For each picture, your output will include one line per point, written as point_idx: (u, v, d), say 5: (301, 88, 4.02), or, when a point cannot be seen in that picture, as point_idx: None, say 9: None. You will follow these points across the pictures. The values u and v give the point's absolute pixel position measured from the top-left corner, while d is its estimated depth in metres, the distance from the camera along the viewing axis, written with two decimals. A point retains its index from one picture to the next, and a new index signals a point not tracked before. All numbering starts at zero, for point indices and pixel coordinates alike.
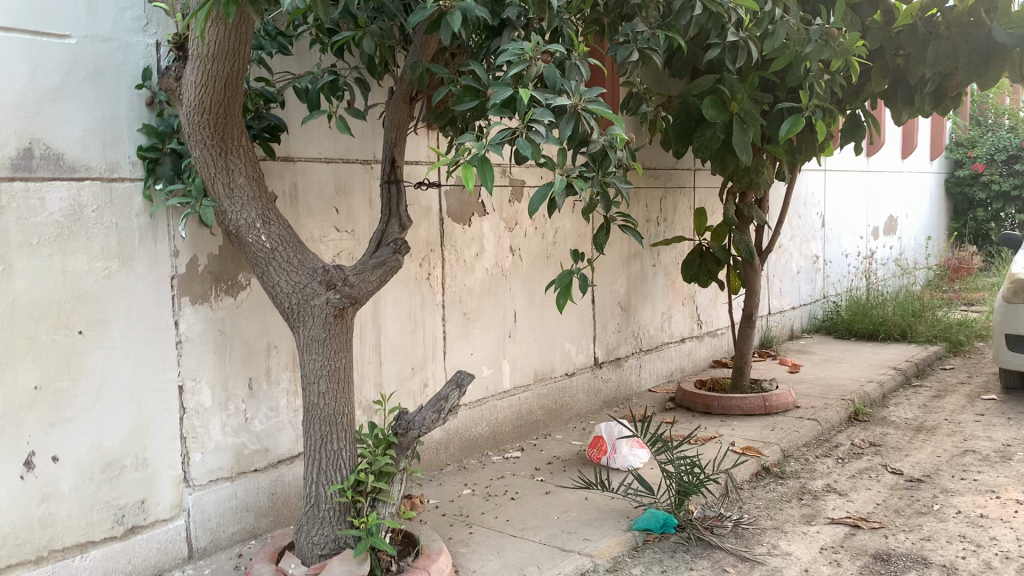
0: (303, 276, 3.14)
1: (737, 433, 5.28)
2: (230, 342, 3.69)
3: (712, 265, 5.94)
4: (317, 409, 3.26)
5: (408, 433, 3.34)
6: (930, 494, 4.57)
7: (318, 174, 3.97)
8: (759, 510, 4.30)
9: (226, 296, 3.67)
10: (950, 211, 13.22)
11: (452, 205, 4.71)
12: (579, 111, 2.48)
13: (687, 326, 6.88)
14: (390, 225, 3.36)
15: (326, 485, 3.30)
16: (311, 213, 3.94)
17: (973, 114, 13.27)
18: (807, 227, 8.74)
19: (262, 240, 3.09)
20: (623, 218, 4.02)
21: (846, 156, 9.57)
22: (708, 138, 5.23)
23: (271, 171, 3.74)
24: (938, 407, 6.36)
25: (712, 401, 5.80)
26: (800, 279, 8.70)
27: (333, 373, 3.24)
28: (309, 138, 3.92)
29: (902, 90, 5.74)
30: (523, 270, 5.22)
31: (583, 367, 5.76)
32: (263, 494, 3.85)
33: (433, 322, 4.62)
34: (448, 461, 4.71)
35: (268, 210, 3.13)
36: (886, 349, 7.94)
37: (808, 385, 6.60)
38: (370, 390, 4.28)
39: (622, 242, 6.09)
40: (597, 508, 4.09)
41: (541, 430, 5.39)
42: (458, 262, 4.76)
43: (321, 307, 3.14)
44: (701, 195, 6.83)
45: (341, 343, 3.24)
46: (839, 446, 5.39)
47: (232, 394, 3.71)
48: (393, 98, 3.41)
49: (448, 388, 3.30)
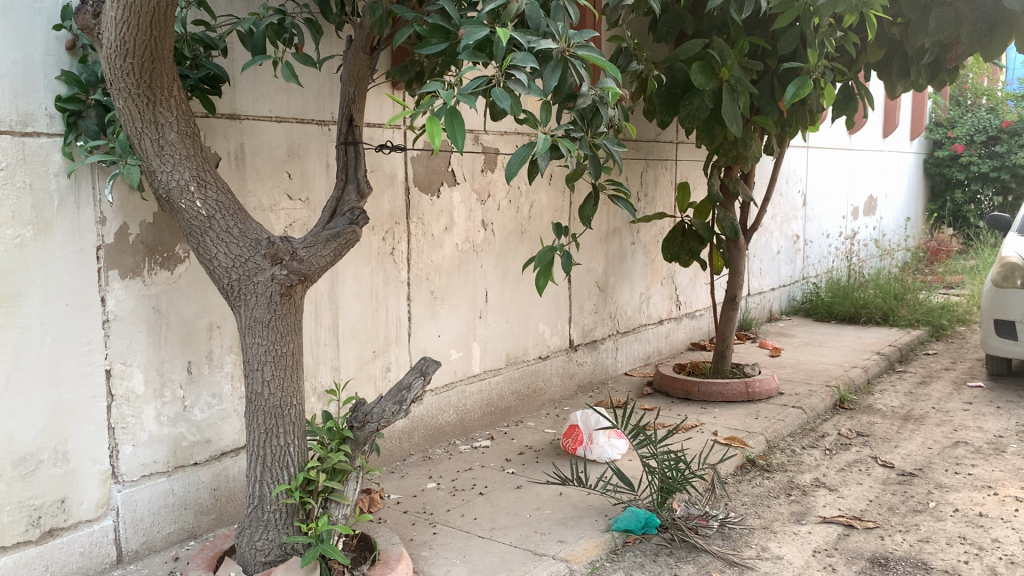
0: (245, 248, 2.76)
1: (719, 422, 4.99)
2: (166, 322, 3.29)
3: (694, 244, 5.60)
4: (261, 400, 2.88)
5: (364, 427, 2.99)
6: (925, 490, 4.30)
7: (269, 134, 3.57)
8: (746, 507, 4.00)
9: (161, 269, 3.26)
10: (928, 192, 13.03)
11: (419, 173, 4.31)
12: (567, 58, 2.12)
13: (665, 307, 6.57)
14: (347, 193, 2.99)
15: (271, 485, 2.93)
16: (259, 177, 3.54)
17: (953, 94, 13.06)
18: (788, 206, 8.45)
19: (197, 206, 2.70)
20: (612, 188, 3.65)
21: (828, 133, 9.29)
22: (695, 107, 4.84)
23: (214, 130, 3.35)
24: (925, 394, 6.11)
25: (693, 387, 5.50)
26: (780, 260, 8.42)
27: (278, 359, 2.86)
28: (259, 94, 3.52)
29: (898, 61, 5.43)
30: (496, 246, 4.85)
31: (557, 350, 5.42)
32: (204, 490, 3.46)
33: (396, 301, 4.24)
34: (411, 451, 4.37)
35: (204, 172, 2.72)
36: (868, 332, 7.69)
37: (790, 370, 6.32)
38: (325, 374, 3.90)
39: (601, 217, 5.74)
40: (573, 505, 3.76)
41: (512, 417, 5.05)
42: (425, 237, 4.37)
43: (265, 284, 2.77)
44: (684, 169, 6.49)
45: (289, 326, 2.86)
46: (825, 436, 5.12)
47: (168, 379, 3.31)
48: (352, 47, 3.04)
49: (411, 377, 2.98)
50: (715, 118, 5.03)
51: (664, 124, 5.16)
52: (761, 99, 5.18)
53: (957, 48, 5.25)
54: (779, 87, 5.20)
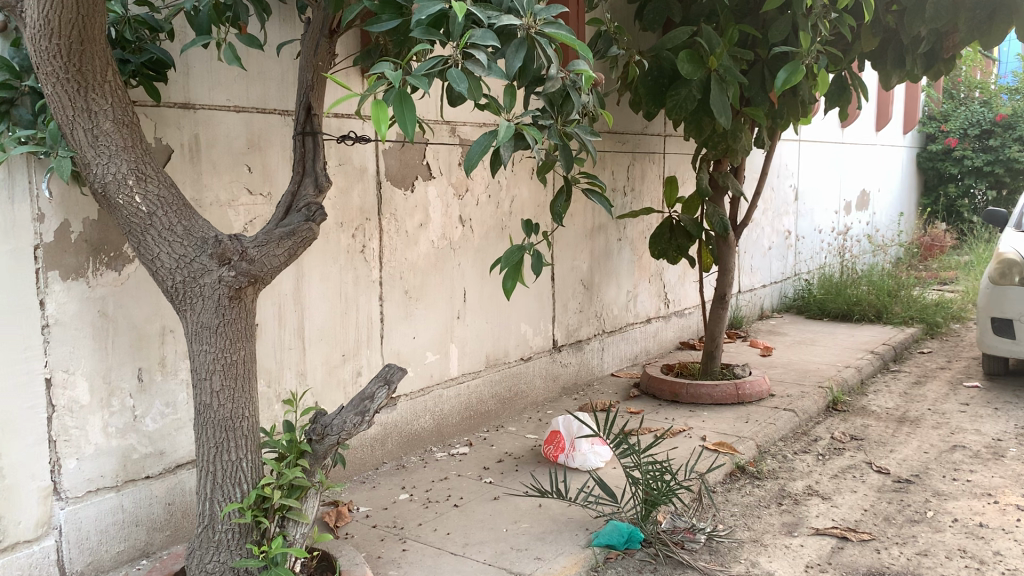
0: (190, 247, 2.54)
1: (708, 426, 4.79)
2: (113, 327, 3.06)
3: (682, 240, 5.40)
4: (210, 411, 2.66)
5: (324, 439, 2.79)
6: (922, 498, 4.11)
7: (226, 125, 3.35)
8: (735, 518, 3.79)
9: (107, 270, 3.03)
10: (921, 186, 12.85)
11: (392, 166, 4.09)
12: (532, 36, 1.92)
13: (653, 305, 6.36)
14: (303, 186, 2.77)
15: (222, 503, 2.71)
16: (216, 170, 3.33)
17: (946, 87, 12.88)
18: (780, 200, 8.26)
19: (136, 202, 2.48)
20: (587, 180, 3.47)
21: (820, 126, 9.11)
22: (683, 97, 4.61)
23: (166, 120, 3.13)
24: (920, 395, 5.92)
25: (681, 389, 5.30)
26: (771, 256, 8.23)
27: (228, 368, 2.64)
28: (215, 82, 3.30)
29: (893, 50, 5.24)
30: (474, 243, 4.63)
31: (540, 351, 5.21)
32: (158, 506, 3.24)
33: (368, 301, 4.02)
34: (384, 459, 4.15)
35: (143, 164, 2.49)
36: (861, 331, 7.50)
37: (782, 371, 6.13)
38: (291, 380, 3.69)
39: (586, 213, 5.52)
40: (553, 518, 3.55)
41: (492, 421, 4.84)
42: (399, 234, 4.15)
43: (212, 286, 2.55)
44: (672, 163, 6.29)
45: (239, 332, 2.65)
46: (818, 440, 4.92)
47: (116, 388, 3.09)
48: (310, 29, 2.82)
49: (375, 386, 2.76)
50: (702, 109, 4.83)
51: (651, 115, 4.93)
52: (751, 90, 4.99)
53: (955, 36, 5.06)
54: (771, 76, 5.02)
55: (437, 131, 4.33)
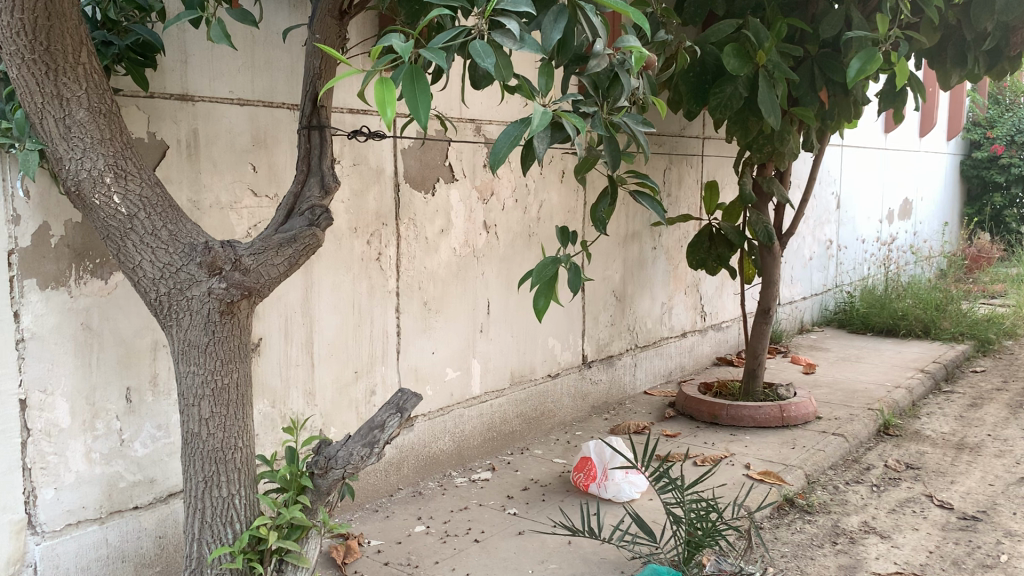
0: (176, 255, 2.22)
1: (751, 453, 4.42)
2: (98, 342, 2.75)
3: (722, 249, 5.03)
4: (199, 441, 2.34)
5: (327, 473, 2.46)
6: (992, 540, 3.70)
7: (228, 119, 3.05)
8: (787, 560, 3.41)
9: (92, 278, 2.72)
10: (965, 195, 12.35)
11: (411, 167, 3.76)
12: (575, 8, 1.66)
13: (689, 318, 5.99)
14: (308, 187, 2.44)
15: (211, 545, 2.39)
16: (216, 169, 3.02)
17: (991, 92, 12.38)
18: (821, 208, 7.85)
19: (115, 202, 2.16)
20: (635, 180, 3.16)
21: (863, 131, 8.68)
22: (727, 96, 4.24)
23: (161, 113, 2.83)
24: (977, 419, 5.49)
25: (720, 410, 4.92)
26: (812, 267, 7.82)
27: (219, 393, 2.32)
28: (217, 73, 3.00)
29: (953, 47, 4.84)
30: (499, 251, 4.30)
31: (569, 367, 4.86)
32: (147, 539, 2.92)
33: (383, 314, 3.70)
34: (399, 485, 3.83)
35: (123, 159, 2.18)
36: (908, 347, 7.07)
37: (827, 391, 5.72)
38: (297, 400, 3.37)
39: (619, 219, 5.17)
40: (583, 558, 3.20)
41: (518, 443, 4.49)
42: (418, 240, 3.83)
43: (202, 299, 2.24)
44: (711, 167, 5.91)
45: (232, 351, 2.33)
46: (871, 469, 4.52)
47: (101, 410, 2.77)
48: (317, 11, 2.49)
49: (386, 414, 2.45)
50: (747, 108, 4.46)
51: (691, 115, 4.56)
52: (801, 88, 4.63)
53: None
54: (821, 75, 4.64)
55: (461, 129, 4.00)
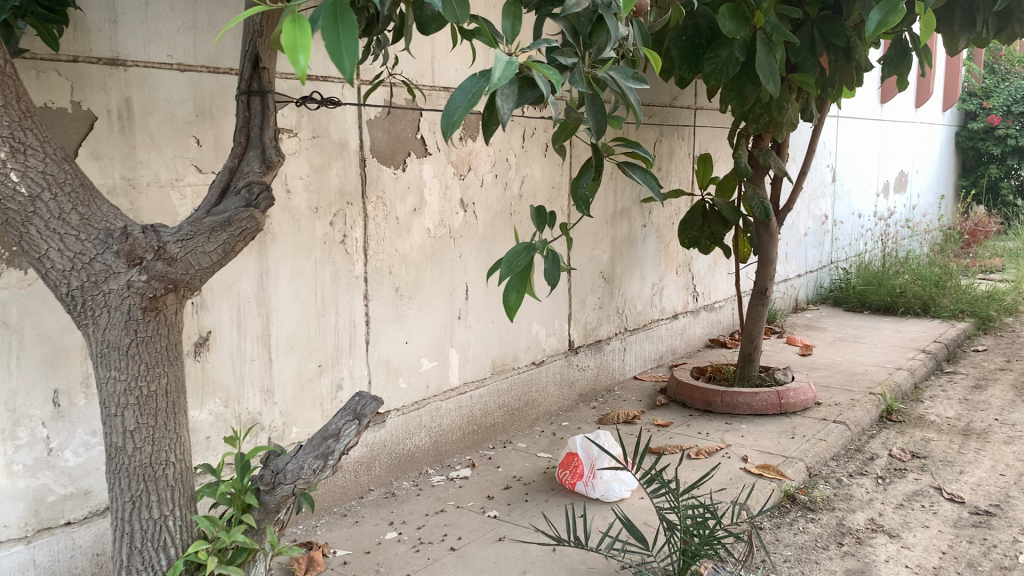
0: (89, 243, 1.90)
1: (748, 444, 4.15)
2: (18, 340, 2.43)
3: (717, 227, 4.73)
4: (123, 456, 2.03)
5: (275, 490, 2.17)
6: (1008, 538, 3.44)
7: (167, 86, 2.71)
8: (791, 566, 3.14)
9: (8, 268, 2.39)
10: (960, 167, 12.08)
11: (378, 140, 3.43)
12: None
13: (681, 299, 5.70)
14: (245, 162, 2.10)
15: (141, 573, 2.08)
16: (154, 143, 2.69)
17: (987, 62, 12.08)
18: (817, 181, 7.55)
19: (13, 180, 1.83)
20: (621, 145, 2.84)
21: (859, 102, 8.37)
22: (723, 61, 3.90)
23: (87, 80, 2.50)
24: (982, 402, 5.23)
25: (714, 397, 4.64)
26: (806, 243, 7.54)
27: (145, 401, 2.01)
28: (152, 35, 2.66)
29: (962, 7, 4.50)
30: (478, 230, 3.98)
31: (554, 354, 4.57)
32: (83, 557, 2.62)
33: (349, 302, 3.38)
34: (370, 486, 3.54)
35: (21, 130, 1.85)
36: (907, 326, 6.80)
37: (826, 374, 5.45)
38: (254, 399, 3.06)
39: (607, 195, 4.85)
40: (569, 567, 2.91)
41: (500, 436, 4.21)
42: (388, 221, 3.51)
43: (121, 294, 1.92)
44: (703, 139, 5.59)
45: (160, 353, 2.01)
46: (874, 459, 4.25)
47: (24, 416, 2.46)
48: None
49: (342, 421, 2.14)
50: (744, 73, 4.13)
51: (684, 82, 4.22)
52: (800, 54, 4.31)
53: None
54: (822, 39, 4.32)
55: (434, 98, 3.67)
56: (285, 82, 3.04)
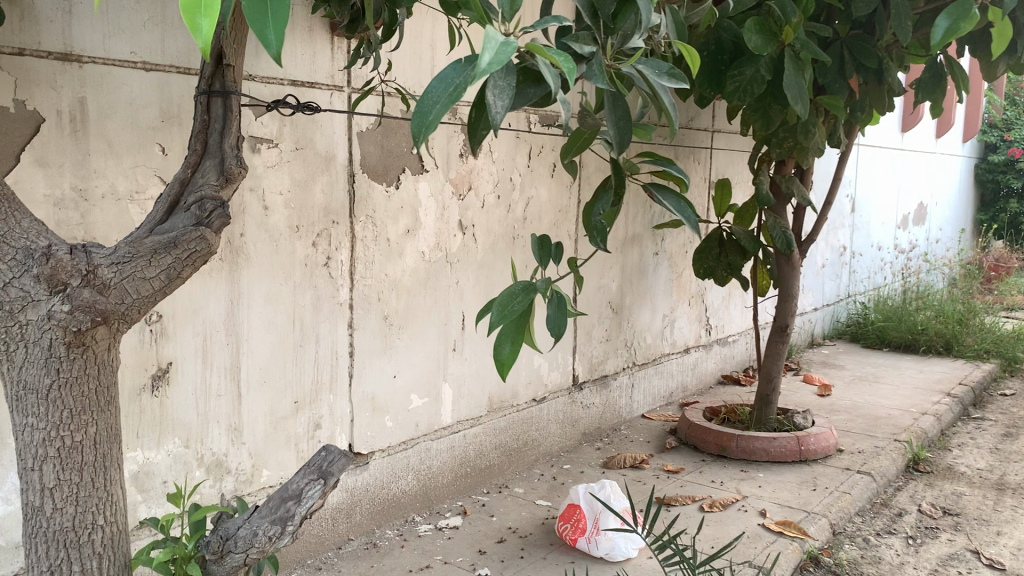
0: (5, 264, 1.56)
1: (766, 496, 3.81)
2: None
3: (734, 257, 4.40)
4: (41, 518, 1.66)
5: (223, 561, 1.82)
6: None
7: (128, 87, 2.41)
8: None
9: None
10: (977, 200, 11.76)
11: (370, 154, 3.13)
12: None
13: (692, 332, 5.37)
14: (200, 172, 1.78)
15: None
16: (111, 149, 2.38)
17: (1007, 94, 11.79)
18: (836, 211, 7.24)
19: None
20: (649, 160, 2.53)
21: (881, 129, 8.07)
22: (747, 79, 3.58)
23: (34, 76, 2.21)
24: (1015, 452, 4.87)
25: (729, 441, 4.30)
26: (824, 275, 7.21)
27: (69, 453, 1.65)
28: (113, 28, 2.36)
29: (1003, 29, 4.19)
30: (477, 255, 3.67)
31: (557, 390, 4.23)
32: None
33: (331, 331, 3.06)
34: (349, 536, 3.20)
35: None
36: (930, 366, 6.45)
37: (846, 418, 5.10)
38: (218, 439, 2.73)
39: (617, 220, 4.54)
40: None
41: (496, 479, 3.87)
42: (378, 243, 3.20)
43: (41, 326, 1.57)
44: (720, 163, 5.29)
45: (88, 396, 1.67)
46: (903, 516, 3.89)
47: None
48: None
49: (305, 481, 1.80)
50: (770, 93, 3.81)
51: (704, 100, 3.91)
52: (829, 75, 4.00)
53: None
54: (852, 59, 4.01)
55: None
56: (264, 88, 2.75)
